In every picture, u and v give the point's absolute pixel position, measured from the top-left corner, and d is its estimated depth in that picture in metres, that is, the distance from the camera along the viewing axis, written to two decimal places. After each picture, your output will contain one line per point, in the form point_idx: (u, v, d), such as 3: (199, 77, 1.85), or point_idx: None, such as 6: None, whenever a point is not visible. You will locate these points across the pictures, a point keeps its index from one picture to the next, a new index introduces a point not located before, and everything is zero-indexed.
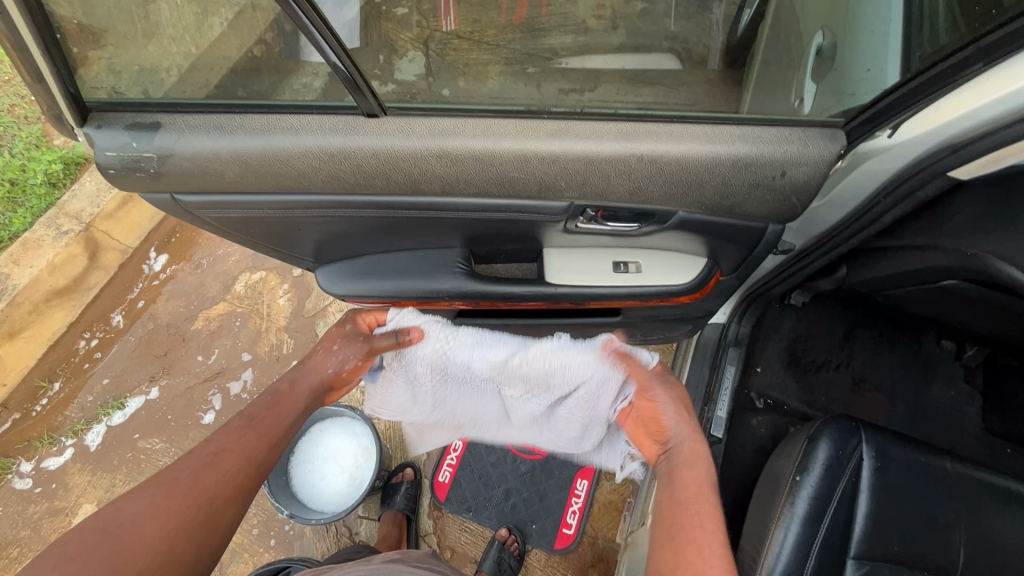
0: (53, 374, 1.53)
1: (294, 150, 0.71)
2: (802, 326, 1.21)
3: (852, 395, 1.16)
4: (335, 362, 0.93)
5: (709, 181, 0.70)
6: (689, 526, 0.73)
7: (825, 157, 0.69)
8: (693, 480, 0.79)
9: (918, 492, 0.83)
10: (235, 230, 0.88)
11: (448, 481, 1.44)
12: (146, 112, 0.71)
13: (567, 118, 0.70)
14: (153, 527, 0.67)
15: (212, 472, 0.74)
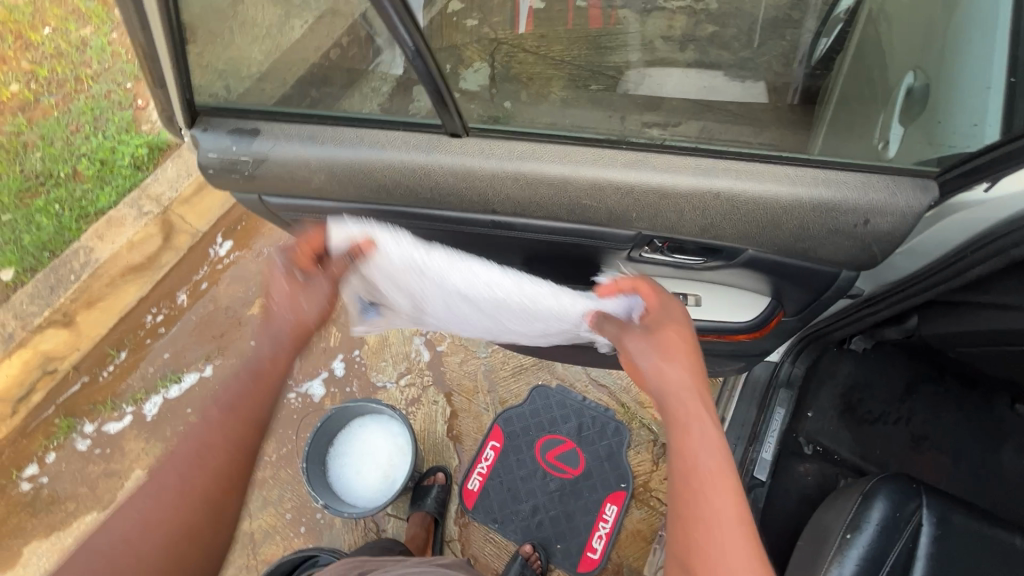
0: (120, 343, 1.63)
1: (374, 162, 0.74)
2: (859, 373, 1.15)
3: (910, 452, 1.09)
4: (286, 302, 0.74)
5: (786, 225, 0.68)
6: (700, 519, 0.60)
7: (912, 208, 0.66)
8: (692, 438, 0.64)
9: (981, 568, 0.77)
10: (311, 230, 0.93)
11: (476, 489, 1.45)
12: (248, 118, 0.76)
13: (643, 149, 0.70)
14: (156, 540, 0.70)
15: (198, 479, 0.70)
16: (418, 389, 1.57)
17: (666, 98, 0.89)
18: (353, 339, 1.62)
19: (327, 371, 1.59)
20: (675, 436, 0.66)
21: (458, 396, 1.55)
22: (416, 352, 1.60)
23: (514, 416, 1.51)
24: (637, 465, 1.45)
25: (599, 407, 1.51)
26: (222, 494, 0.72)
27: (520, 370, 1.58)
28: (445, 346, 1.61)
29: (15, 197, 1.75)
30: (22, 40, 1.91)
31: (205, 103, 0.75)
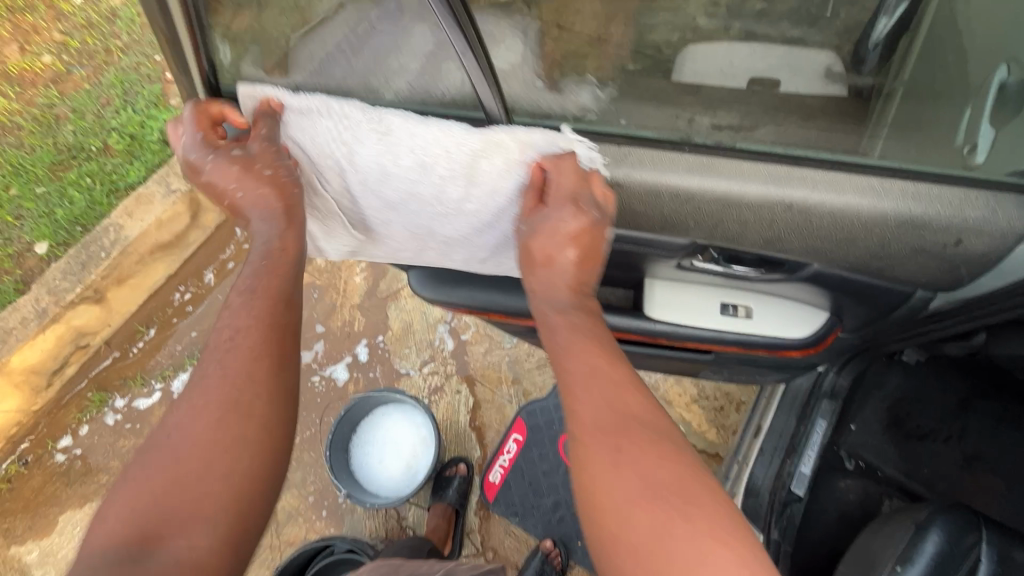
0: (150, 320, 1.64)
1: (412, 155, 0.68)
2: (910, 387, 1.08)
3: (960, 474, 1.02)
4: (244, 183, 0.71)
5: (864, 241, 0.63)
6: (611, 452, 0.59)
7: (1015, 229, 0.59)
8: (592, 355, 0.67)
9: None
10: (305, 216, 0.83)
11: (498, 482, 1.43)
12: None
13: (706, 151, 0.64)
14: (208, 449, 0.61)
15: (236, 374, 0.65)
16: (441, 377, 1.55)
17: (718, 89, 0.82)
18: (377, 324, 1.61)
19: (350, 356, 1.59)
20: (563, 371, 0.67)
21: (481, 387, 1.53)
22: (440, 340, 1.58)
23: (538, 410, 1.48)
24: None
25: None
26: (267, 394, 0.66)
27: (545, 362, 1.54)
28: (469, 335, 1.58)
29: (48, 171, 1.76)
30: (53, 10, 1.90)
31: (229, 86, 0.71)
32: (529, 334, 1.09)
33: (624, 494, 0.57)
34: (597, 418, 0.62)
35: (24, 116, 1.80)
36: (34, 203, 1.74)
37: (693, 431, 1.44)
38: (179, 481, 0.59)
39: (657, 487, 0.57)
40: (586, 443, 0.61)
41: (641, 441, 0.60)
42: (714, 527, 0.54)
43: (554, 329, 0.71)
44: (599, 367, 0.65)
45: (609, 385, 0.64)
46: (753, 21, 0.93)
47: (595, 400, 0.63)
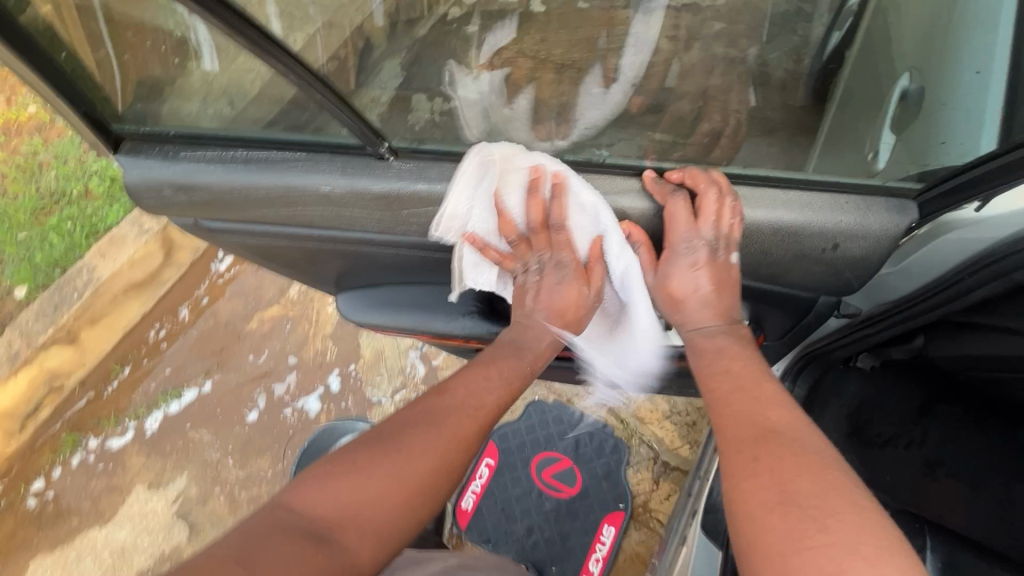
0: (125, 359, 1.65)
1: (301, 190, 0.73)
2: (869, 392, 1.06)
3: (924, 480, 0.98)
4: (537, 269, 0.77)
5: (746, 246, 0.69)
6: (747, 460, 0.57)
7: (887, 231, 0.63)
8: (751, 379, 0.67)
9: None
10: (248, 251, 0.92)
11: (470, 508, 1.41)
12: (174, 144, 0.75)
13: (579, 171, 0.72)
14: (419, 456, 0.64)
15: (472, 395, 0.73)
16: None
17: (642, 128, 0.91)
18: (349, 354, 1.63)
19: (322, 386, 1.60)
20: (720, 402, 0.66)
21: None
22: (411, 367, 1.59)
23: (510, 432, 1.48)
24: (636, 485, 1.40)
25: (597, 423, 1.47)
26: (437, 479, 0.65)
27: None
28: (440, 361, 1.59)
29: (29, 216, 1.80)
30: None
31: (127, 126, 0.75)
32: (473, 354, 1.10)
33: (760, 500, 0.53)
34: (743, 432, 0.61)
35: (8, 164, 1.84)
36: (15, 248, 1.77)
37: (665, 448, 1.43)
38: (377, 461, 0.62)
39: (797, 491, 0.52)
40: (730, 448, 0.60)
41: (787, 451, 0.56)
42: (865, 554, 0.46)
43: (707, 358, 0.72)
44: (746, 393, 0.65)
45: (753, 401, 0.64)
46: (713, 40, 1.12)
47: (742, 413, 0.63)
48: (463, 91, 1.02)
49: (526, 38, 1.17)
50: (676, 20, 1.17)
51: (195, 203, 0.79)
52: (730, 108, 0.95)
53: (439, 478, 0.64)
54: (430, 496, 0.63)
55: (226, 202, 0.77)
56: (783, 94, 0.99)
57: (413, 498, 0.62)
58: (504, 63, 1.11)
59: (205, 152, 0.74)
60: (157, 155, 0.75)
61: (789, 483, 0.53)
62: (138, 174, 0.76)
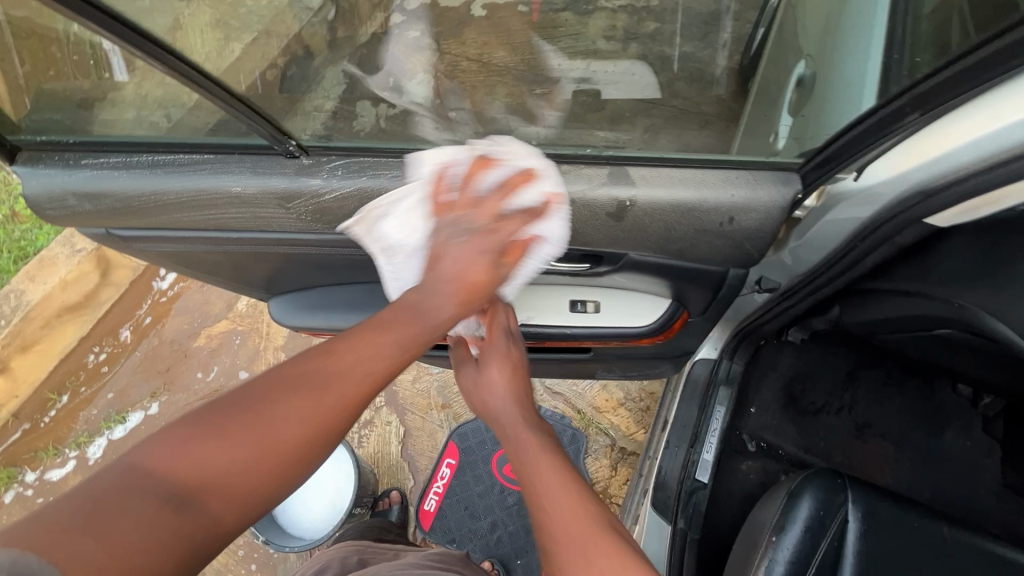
0: (62, 387, 1.58)
1: (212, 192, 0.73)
2: (802, 364, 1.12)
3: (852, 441, 1.07)
4: (454, 242, 0.70)
5: (653, 225, 0.71)
6: (581, 555, 0.55)
7: (776, 203, 0.67)
8: (551, 461, 0.65)
9: (912, 559, 0.76)
10: (168, 259, 0.90)
11: (433, 510, 1.41)
12: (71, 150, 0.73)
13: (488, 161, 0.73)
14: (289, 425, 0.52)
15: (358, 361, 0.58)
16: (370, 410, 1.54)
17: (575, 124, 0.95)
18: None
19: None
20: (534, 497, 0.62)
21: (411, 415, 1.52)
22: None
23: (469, 431, 1.47)
24: (595, 473, 1.43)
25: (555, 416, 1.49)
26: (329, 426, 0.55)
27: None
28: None
29: None
30: None
31: (20, 136, 0.72)
32: (416, 352, 1.11)
33: None
34: (564, 527, 0.58)
35: None
36: None
37: (622, 435, 1.46)
38: (234, 434, 0.51)
39: None
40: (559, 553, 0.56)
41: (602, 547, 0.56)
42: None
43: (518, 446, 0.69)
44: (561, 479, 0.62)
45: (559, 489, 0.61)
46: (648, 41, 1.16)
47: (555, 505, 0.60)
48: (406, 96, 1.03)
49: (468, 41, 1.17)
50: (613, 21, 1.20)
51: (104, 213, 0.77)
52: (657, 103, 1.01)
53: (313, 451, 0.53)
54: (302, 467, 0.53)
55: (132, 209, 0.76)
56: (705, 87, 1.04)
57: (295, 469, 0.52)
58: (447, 67, 1.11)
59: (102, 158, 0.73)
60: (51, 164, 0.73)
61: None
62: (39, 186, 0.74)
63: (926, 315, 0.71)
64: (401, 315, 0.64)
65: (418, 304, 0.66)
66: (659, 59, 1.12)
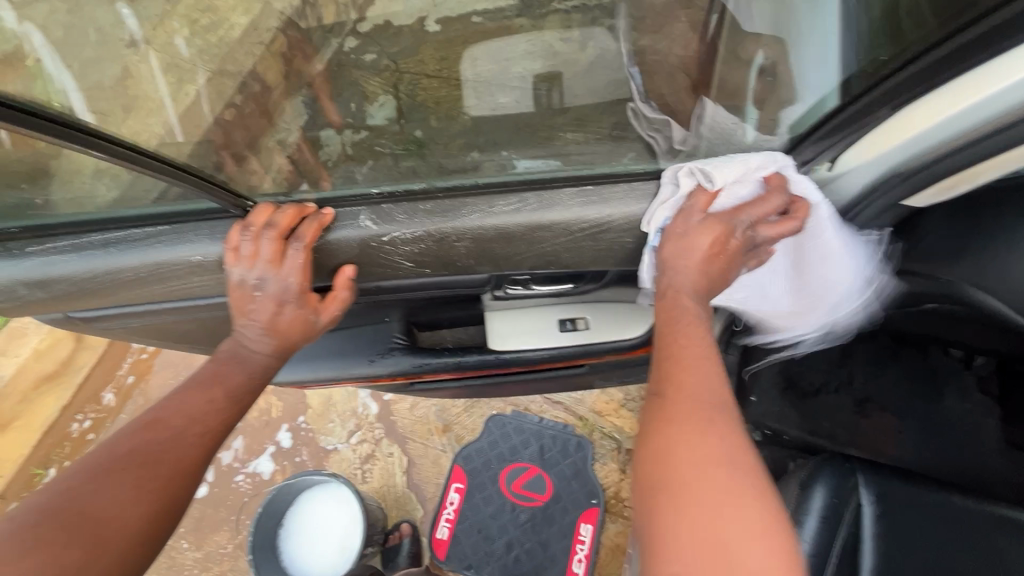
0: (48, 460, 1.51)
1: (172, 264, 0.71)
2: (798, 347, 1.11)
3: (856, 418, 1.07)
4: (255, 328, 0.74)
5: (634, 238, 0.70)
6: (703, 421, 0.53)
7: None
8: (694, 335, 0.60)
9: (930, 536, 0.76)
10: (135, 333, 0.88)
11: (447, 538, 1.38)
12: (17, 240, 0.70)
13: (452, 194, 0.73)
14: (150, 477, 0.61)
15: (193, 413, 0.68)
16: (370, 444, 1.50)
17: (542, 135, 0.93)
18: (295, 406, 1.56)
19: (272, 445, 1.52)
20: (679, 362, 0.58)
21: (412, 443, 1.50)
22: (362, 407, 1.54)
23: (474, 453, 1.45)
24: (604, 478, 1.42)
25: (557, 425, 1.47)
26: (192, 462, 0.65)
27: (472, 403, 1.53)
28: (392, 395, 1.55)
29: None
30: None
31: None
32: (408, 387, 1.08)
33: (695, 464, 0.50)
34: (696, 402, 0.54)
35: None
36: None
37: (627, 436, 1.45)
38: (80, 523, 0.55)
39: (735, 464, 0.50)
40: (678, 411, 0.54)
41: (721, 428, 0.52)
42: (753, 522, 0.46)
43: (674, 306, 0.63)
44: (698, 351, 0.58)
45: (701, 364, 0.58)
46: (605, 39, 1.16)
47: (695, 376, 0.56)
48: (369, 120, 1.01)
49: (426, 58, 1.16)
50: (568, 24, 1.19)
51: (60, 298, 0.74)
52: (622, 100, 1.00)
53: (184, 487, 0.63)
54: (162, 523, 0.60)
55: (89, 292, 0.73)
56: (670, 80, 1.03)
57: (151, 536, 0.59)
58: (408, 86, 1.09)
59: (48, 244, 0.70)
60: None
61: (719, 456, 0.50)
62: None
63: (914, 292, 0.70)
64: (228, 369, 0.75)
65: (240, 351, 0.76)
66: (620, 57, 1.11)
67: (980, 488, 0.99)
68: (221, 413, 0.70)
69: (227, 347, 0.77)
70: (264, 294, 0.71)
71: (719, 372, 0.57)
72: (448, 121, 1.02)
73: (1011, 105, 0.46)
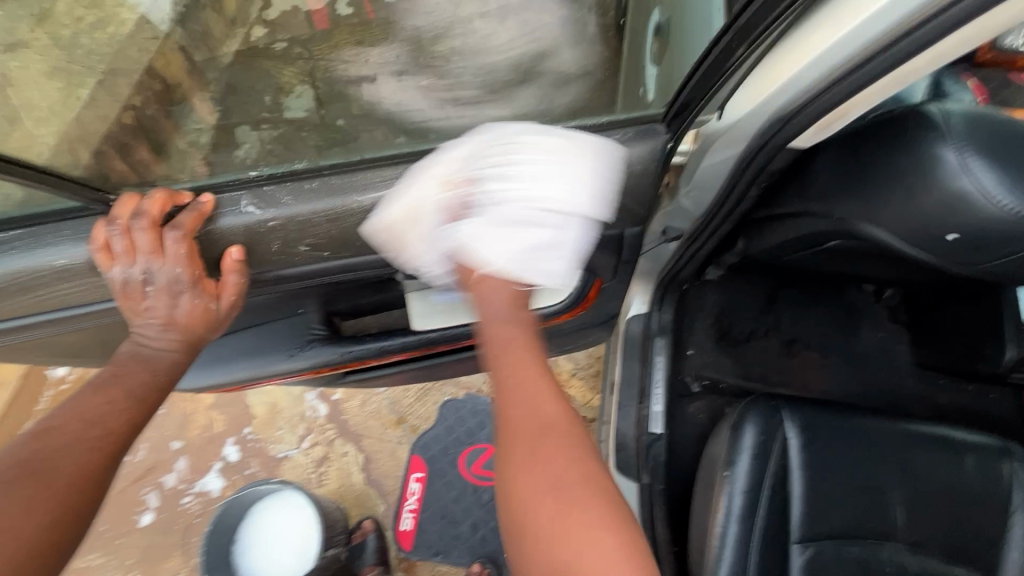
0: None
1: (33, 273, 0.67)
2: (723, 298, 1.15)
3: (784, 358, 1.14)
4: (154, 326, 0.69)
5: None
6: (535, 449, 0.54)
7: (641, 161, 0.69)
8: (523, 362, 0.60)
9: (849, 459, 0.81)
10: (15, 353, 0.83)
11: (411, 528, 1.38)
12: None
13: (340, 173, 0.71)
14: (35, 492, 0.53)
15: (88, 417, 0.61)
16: (324, 446, 1.46)
17: (458, 111, 0.91)
18: (241, 418, 1.49)
19: (220, 461, 1.46)
20: (506, 387, 0.58)
21: (367, 439, 1.47)
22: (312, 409, 1.50)
23: (431, 441, 1.44)
24: None
25: None
26: (86, 468, 0.57)
27: (425, 392, 1.51)
28: (341, 394, 1.50)
29: None
30: None
31: None
32: (341, 380, 1.06)
33: (534, 487, 0.52)
34: (526, 421, 0.55)
35: None
36: None
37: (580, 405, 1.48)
38: None
39: (563, 484, 0.52)
40: (514, 443, 0.55)
41: (560, 446, 0.54)
42: (616, 533, 0.50)
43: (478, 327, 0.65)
44: (527, 372, 0.59)
45: (534, 388, 0.58)
46: None
47: (524, 400, 0.57)
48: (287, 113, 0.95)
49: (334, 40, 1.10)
50: None
51: None
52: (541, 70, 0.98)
53: (80, 500, 0.56)
54: (62, 536, 0.53)
55: None
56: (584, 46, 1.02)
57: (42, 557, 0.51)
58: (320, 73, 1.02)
59: None
60: None
61: (558, 479, 0.52)
62: None
63: (819, 231, 0.74)
64: (128, 369, 0.67)
65: (141, 351, 0.69)
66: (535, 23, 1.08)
67: (895, 408, 1.08)
68: (124, 415, 0.63)
69: (125, 348, 0.70)
70: (155, 288, 0.67)
71: (558, 396, 0.57)
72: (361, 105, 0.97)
73: (870, 38, 0.47)
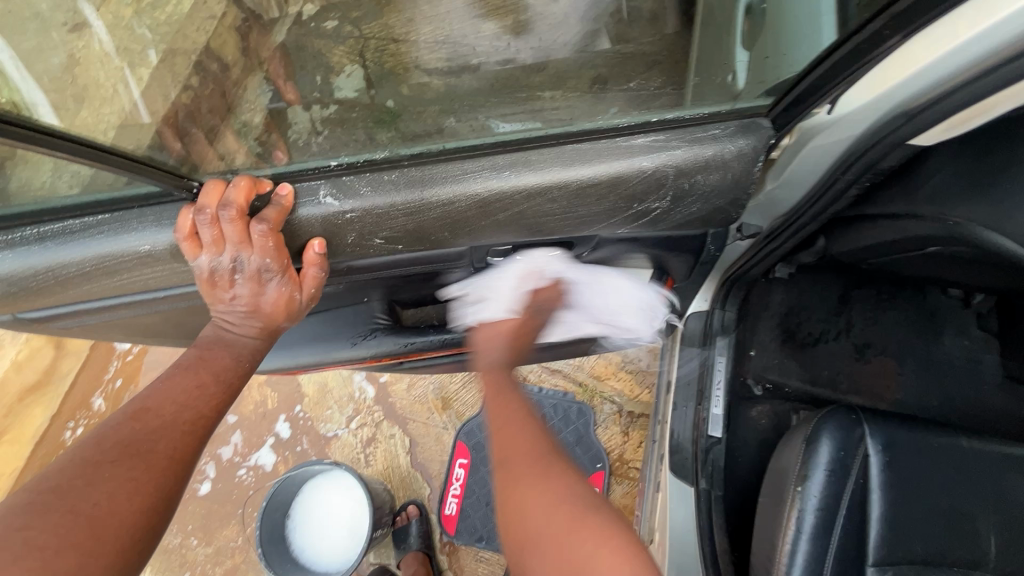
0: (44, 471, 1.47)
1: (120, 256, 0.68)
2: (793, 298, 1.10)
3: (856, 364, 1.07)
4: (239, 311, 0.73)
5: (622, 197, 0.67)
6: (534, 466, 0.64)
7: (737, 156, 0.63)
8: (513, 416, 0.72)
9: (935, 479, 0.75)
10: (97, 330, 0.86)
11: (455, 513, 1.39)
12: None
13: (419, 162, 0.68)
14: (139, 474, 0.57)
15: (179, 401, 0.66)
16: (371, 427, 1.49)
17: (518, 95, 0.87)
18: (291, 396, 1.53)
19: (272, 436, 1.51)
20: (503, 431, 0.70)
21: (413, 423, 1.48)
22: (359, 391, 1.52)
23: (475, 428, 1.44)
24: (608, 441, 1.42)
25: (557, 393, 1.46)
26: (181, 451, 0.62)
27: (470, 378, 1.50)
28: (387, 377, 1.52)
29: None
30: None
31: None
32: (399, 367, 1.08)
33: (535, 503, 0.60)
34: (523, 450, 0.66)
35: None
36: None
37: (627, 399, 1.44)
38: (86, 520, 0.52)
39: (566, 494, 0.60)
40: (518, 462, 0.65)
41: (550, 467, 0.63)
42: (615, 541, 0.55)
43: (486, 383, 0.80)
44: (520, 421, 0.71)
45: (527, 430, 0.70)
46: None
47: (523, 436, 0.69)
48: (337, 93, 0.93)
49: (389, 19, 1.07)
50: None
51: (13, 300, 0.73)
52: (604, 51, 0.93)
53: (177, 483, 0.60)
54: (161, 515, 0.58)
55: (40, 292, 0.71)
56: (652, 26, 0.96)
57: (146, 536, 0.56)
58: (374, 54, 1.00)
59: None
60: None
61: (549, 493, 0.60)
62: None
63: (922, 235, 0.67)
64: (213, 352, 0.73)
65: (225, 335, 0.75)
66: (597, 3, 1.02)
67: (982, 423, 0.99)
68: (209, 400, 0.68)
69: (209, 332, 0.75)
70: (244, 275, 0.69)
71: (542, 434, 0.69)
72: (418, 88, 0.95)
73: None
